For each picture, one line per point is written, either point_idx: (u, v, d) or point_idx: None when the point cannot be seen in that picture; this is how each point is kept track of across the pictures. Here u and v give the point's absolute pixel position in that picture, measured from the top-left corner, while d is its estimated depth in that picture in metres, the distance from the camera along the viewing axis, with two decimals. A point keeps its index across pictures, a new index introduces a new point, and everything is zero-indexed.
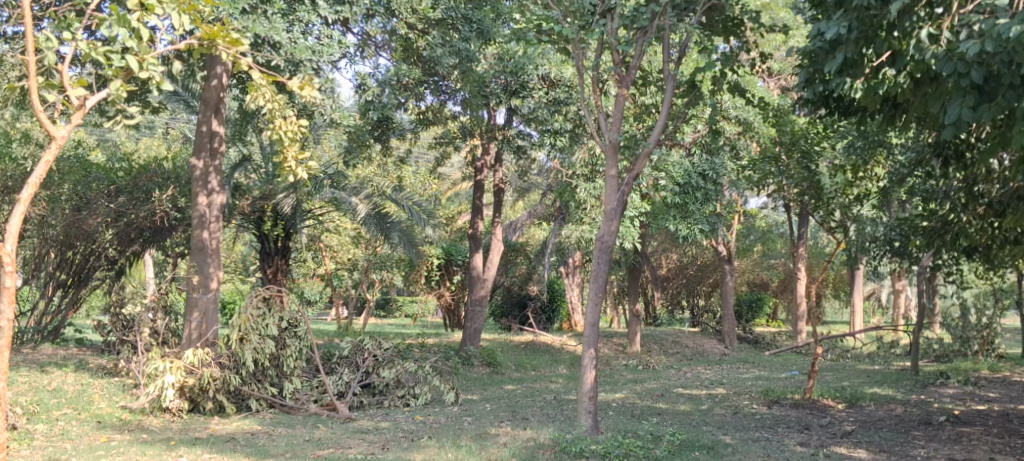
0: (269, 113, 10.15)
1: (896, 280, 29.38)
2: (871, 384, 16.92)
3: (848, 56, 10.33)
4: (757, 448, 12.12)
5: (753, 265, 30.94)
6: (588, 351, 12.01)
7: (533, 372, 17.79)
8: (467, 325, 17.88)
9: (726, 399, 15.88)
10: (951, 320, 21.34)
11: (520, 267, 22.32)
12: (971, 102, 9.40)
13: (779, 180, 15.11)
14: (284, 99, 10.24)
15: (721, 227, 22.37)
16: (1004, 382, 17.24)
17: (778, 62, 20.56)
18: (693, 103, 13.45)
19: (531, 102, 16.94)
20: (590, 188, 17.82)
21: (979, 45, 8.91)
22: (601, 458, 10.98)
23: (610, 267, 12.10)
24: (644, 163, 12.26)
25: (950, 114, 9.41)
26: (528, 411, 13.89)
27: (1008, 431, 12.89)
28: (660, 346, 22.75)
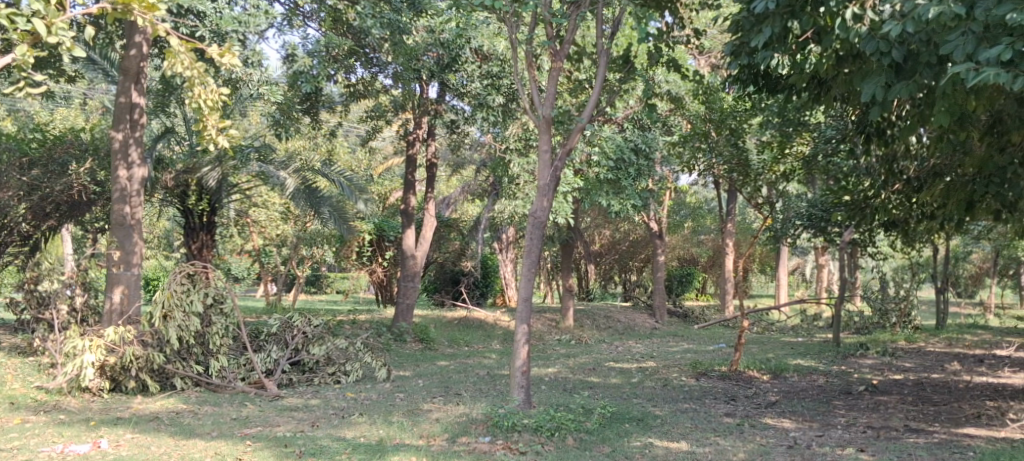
0: (188, 81, 9.81)
1: (819, 255, 30.01)
2: (794, 356, 17.26)
3: (775, 29, 10.59)
4: (685, 419, 12.29)
5: (683, 240, 31.26)
6: (520, 327, 12.08)
7: (465, 347, 17.80)
8: (398, 301, 17.75)
9: (656, 371, 16.09)
10: (872, 293, 21.86)
11: (453, 243, 22.15)
12: (884, 80, 9.64)
13: (709, 157, 15.61)
14: (207, 66, 9.89)
15: (652, 202, 22.64)
16: (921, 352, 17.73)
17: (709, 39, 20.74)
18: (625, 80, 13.72)
19: (464, 76, 16.70)
20: (524, 163, 17.92)
21: (901, 26, 9.07)
22: (533, 432, 11.09)
23: (543, 242, 12.17)
24: (577, 138, 12.35)
25: (868, 92, 9.70)
26: (460, 387, 13.91)
27: (923, 399, 13.29)
28: (594, 321, 22.83)
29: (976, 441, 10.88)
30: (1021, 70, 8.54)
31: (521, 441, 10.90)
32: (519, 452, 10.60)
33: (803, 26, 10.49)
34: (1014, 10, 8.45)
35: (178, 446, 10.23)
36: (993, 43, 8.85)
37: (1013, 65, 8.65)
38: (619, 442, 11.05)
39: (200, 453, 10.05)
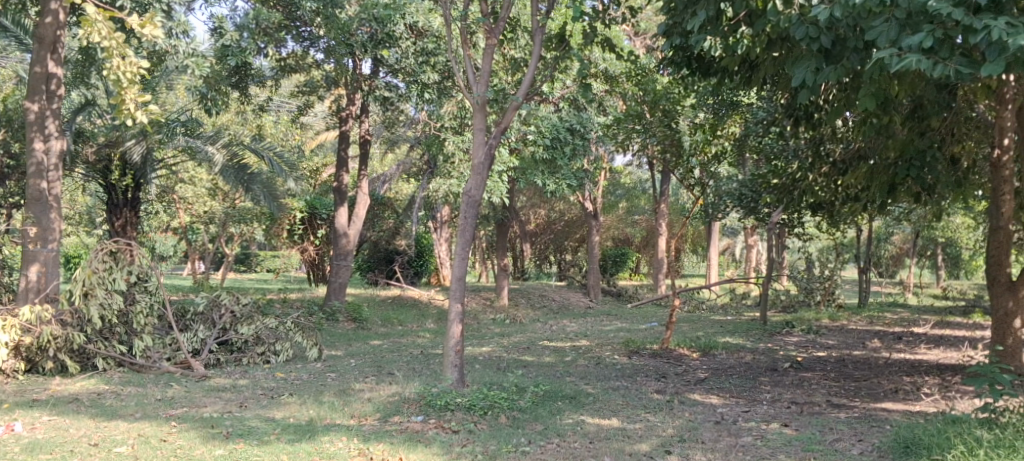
0: (106, 51, 9.86)
1: (749, 235, 30.48)
2: (723, 334, 17.52)
3: (709, 13, 10.76)
4: (617, 396, 12.40)
5: (617, 220, 31.56)
6: (454, 305, 12.05)
7: (399, 327, 17.72)
8: (330, 280, 17.57)
9: (589, 350, 16.19)
10: (799, 273, 22.27)
11: (388, 221, 21.96)
12: (815, 66, 9.85)
13: (643, 138, 15.38)
14: (124, 35, 9.93)
15: (588, 182, 22.77)
16: (844, 330, 18.13)
17: (644, 21, 20.92)
18: (561, 59, 13.82)
19: (398, 52, 16.36)
20: (459, 141, 17.84)
21: (829, 10, 9.19)
22: (466, 410, 11.14)
23: (478, 221, 12.16)
24: (512, 116, 12.39)
25: (798, 77, 9.91)
26: (393, 366, 13.84)
27: (845, 375, 13.58)
28: (528, 299, 22.94)
29: (894, 415, 11.14)
30: (941, 57, 8.75)
31: (454, 420, 10.91)
32: (450, 431, 10.60)
33: (736, 9, 10.67)
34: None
35: (99, 428, 10.05)
36: (915, 30, 9.00)
37: (934, 53, 8.84)
38: (551, 420, 11.09)
39: (122, 435, 9.89)
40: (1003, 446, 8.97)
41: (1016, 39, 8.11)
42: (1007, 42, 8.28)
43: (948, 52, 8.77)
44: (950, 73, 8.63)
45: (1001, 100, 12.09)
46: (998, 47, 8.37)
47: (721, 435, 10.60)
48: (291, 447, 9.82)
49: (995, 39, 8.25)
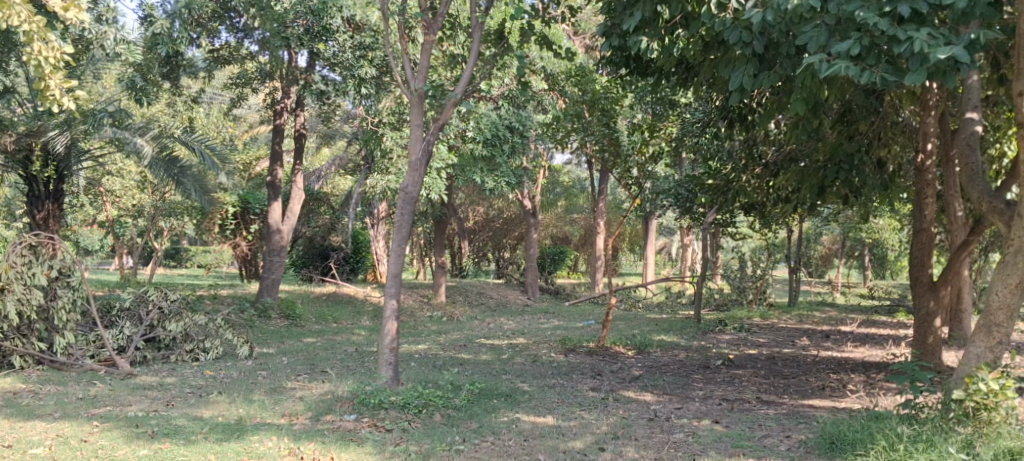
0: (26, 36, 9.59)
1: (685, 235, 30.80)
2: (658, 332, 17.66)
3: (645, 14, 10.86)
4: (552, 394, 12.42)
5: (556, 218, 31.70)
6: (390, 302, 11.94)
7: (334, 323, 17.57)
8: (263, 276, 17.31)
9: (526, 347, 16.21)
10: (732, 271, 22.57)
11: (322, 218, 21.64)
12: (752, 71, 10.08)
13: (581, 137, 15.46)
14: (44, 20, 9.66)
15: (527, 179, 22.81)
16: (775, 328, 18.43)
17: (583, 21, 21.05)
18: (500, 56, 13.79)
19: (335, 46, 16.19)
20: (397, 137, 17.72)
21: (761, 15, 9.33)
22: (400, 409, 11.05)
23: (415, 219, 12.08)
24: (449, 112, 12.36)
25: (732, 81, 10.07)
26: (327, 364, 13.70)
27: (775, 372, 13.79)
28: (466, 297, 22.88)
29: (821, 412, 11.33)
30: (868, 64, 8.93)
31: (388, 418, 10.84)
32: (384, 430, 10.52)
33: (673, 11, 10.81)
34: (862, 7, 8.75)
35: (15, 429, 9.80)
36: (844, 36, 9.19)
37: (861, 59, 9.02)
38: (486, 417, 11.07)
39: (39, 436, 9.66)
40: (921, 441, 9.18)
41: (935, 51, 8.30)
42: (928, 53, 8.45)
43: (875, 59, 8.94)
44: (876, 80, 8.80)
45: (925, 106, 12.54)
46: (919, 58, 8.52)
47: (654, 432, 10.67)
48: (219, 447, 9.66)
49: (916, 50, 8.43)
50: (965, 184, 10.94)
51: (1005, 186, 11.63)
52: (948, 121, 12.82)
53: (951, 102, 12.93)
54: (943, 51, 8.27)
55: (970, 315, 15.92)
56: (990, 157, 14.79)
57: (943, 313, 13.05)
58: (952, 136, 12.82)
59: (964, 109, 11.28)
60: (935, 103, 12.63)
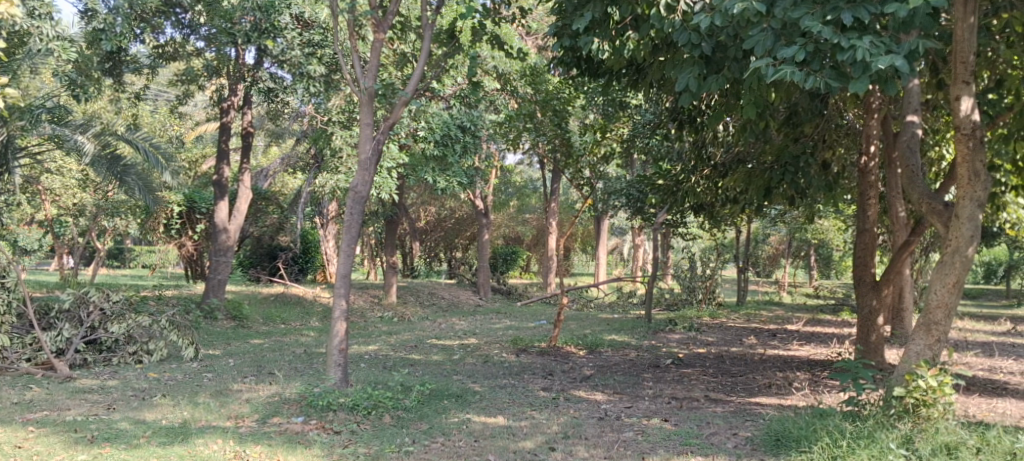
0: None
1: (637, 235, 30.96)
2: (609, 332, 17.70)
3: (595, 15, 10.89)
4: (503, 394, 12.38)
5: (508, 218, 31.67)
6: (339, 303, 11.83)
7: (282, 324, 17.37)
8: (209, 276, 17.03)
9: (477, 348, 16.16)
10: (681, 271, 22.77)
11: (271, 217, 20.95)
12: (698, 72, 10.11)
13: (532, 137, 15.39)
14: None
15: (479, 179, 22.78)
16: (723, 327, 18.58)
17: (535, 21, 21.10)
18: (450, 56, 13.72)
19: (283, 44, 16.07)
20: (346, 136, 17.59)
21: (709, 18, 9.42)
22: (349, 411, 10.93)
23: (364, 218, 11.97)
24: (400, 111, 12.28)
25: (681, 82, 10.12)
26: (275, 365, 13.52)
27: (723, 371, 13.89)
28: (417, 297, 22.79)
29: (767, 409, 11.42)
30: (812, 69, 9.04)
31: (336, 420, 10.72)
32: (332, 431, 10.40)
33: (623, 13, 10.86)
34: (806, 14, 8.88)
35: None
36: (790, 40, 9.28)
37: (805, 64, 9.12)
38: (436, 418, 11.00)
39: None
40: (863, 437, 9.28)
41: (876, 62, 8.45)
42: (870, 62, 8.59)
43: (819, 64, 9.06)
44: (820, 85, 8.93)
45: (868, 109, 12.88)
46: (862, 66, 8.68)
47: (603, 431, 10.67)
48: (162, 450, 9.49)
49: (858, 59, 8.57)
50: (905, 185, 11.13)
51: (944, 187, 11.88)
52: (890, 125, 13.14)
53: (893, 105, 13.25)
54: (884, 61, 8.43)
55: (911, 313, 16.20)
56: (930, 160, 15.16)
57: (886, 312, 13.24)
58: (894, 139, 13.12)
59: (904, 112, 11.51)
60: (878, 107, 12.99)
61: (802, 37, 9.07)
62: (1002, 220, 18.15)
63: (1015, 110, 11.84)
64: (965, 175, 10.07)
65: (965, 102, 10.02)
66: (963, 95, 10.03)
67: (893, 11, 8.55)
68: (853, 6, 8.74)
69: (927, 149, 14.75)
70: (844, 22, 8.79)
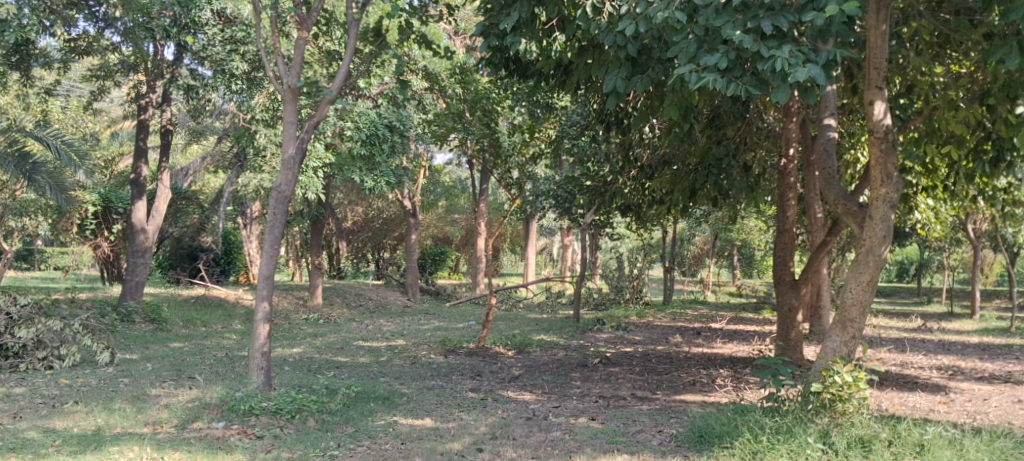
0: None
1: (566, 235, 31.02)
2: (538, 332, 17.65)
3: (522, 15, 10.83)
4: (431, 396, 12.22)
5: (437, 219, 31.52)
6: (261, 305, 11.56)
7: (203, 328, 16.93)
8: (126, 278, 16.54)
9: (405, 349, 15.97)
10: (609, 271, 22.86)
11: (192, 217, 20.46)
12: (625, 74, 10.14)
13: (461, 137, 15.16)
14: None
15: (407, 179, 22.57)
16: (650, 326, 18.68)
17: (463, 22, 21.00)
18: (377, 54, 13.51)
19: (204, 39, 15.89)
20: (271, 134, 17.22)
21: (635, 25, 9.48)
22: (272, 415, 10.65)
23: (288, 218, 11.67)
24: (325, 109, 12.05)
25: (607, 84, 10.12)
26: (195, 369, 13.15)
27: (650, 369, 13.92)
28: (343, 298, 22.46)
29: (691, 406, 11.45)
30: (734, 76, 9.11)
31: (259, 425, 10.45)
32: (254, 437, 10.14)
33: (550, 13, 10.91)
34: (728, 22, 8.97)
35: None
36: (712, 46, 9.35)
37: (727, 71, 9.20)
38: (362, 422, 10.79)
39: None
40: (783, 432, 9.36)
41: (795, 72, 8.56)
42: (788, 72, 8.70)
43: (740, 71, 9.13)
44: (742, 92, 9.00)
45: (788, 112, 13.02)
46: (782, 74, 8.76)
47: (531, 431, 10.59)
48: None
49: (777, 69, 8.67)
50: (822, 187, 11.26)
51: (859, 189, 12.08)
52: (809, 128, 13.30)
53: (812, 109, 13.43)
54: (803, 71, 8.53)
55: (828, 311, 16.46)
56: (846, 162, 15.38)
57: (805, 310, 13.41)
58: (813, 142, 13.28)
59: (821, 115, 11.65)
60: (798, 110, 13.14)
61: (725, 43, 9.16)
62: (915, 220, 18.57)
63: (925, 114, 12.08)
64: (879, 177, 10.23)
65: (878, 106, 10.18)
66: (877, 100, 10.19)
67: (810, 19, 8.66)
68: (772, 15, 8.85)
69: (843, 152, 14.96)
70: (763, 30, 8.91)
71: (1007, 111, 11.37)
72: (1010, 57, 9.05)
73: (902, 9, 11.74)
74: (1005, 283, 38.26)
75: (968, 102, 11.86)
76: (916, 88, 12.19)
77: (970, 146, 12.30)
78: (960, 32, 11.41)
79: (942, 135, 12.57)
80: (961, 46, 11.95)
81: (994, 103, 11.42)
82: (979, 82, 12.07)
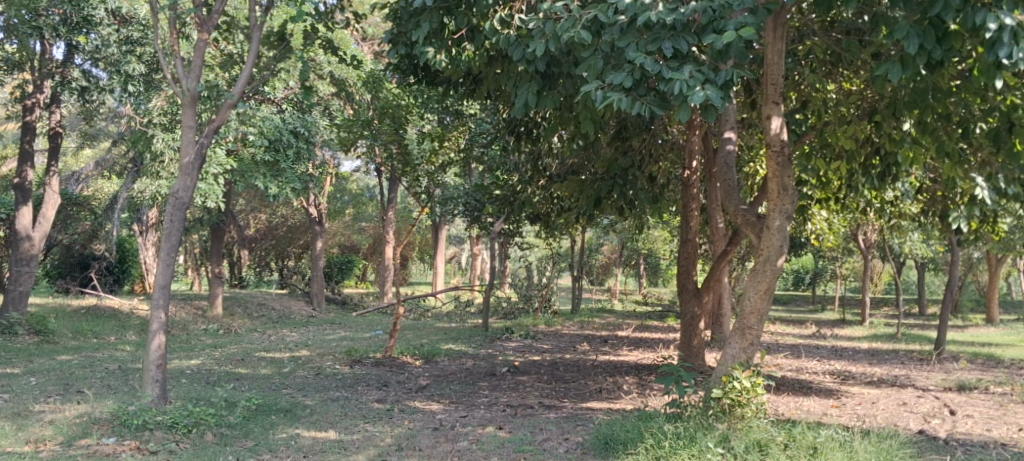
0: None
1: (475, 244, 30.87)
2: (446, 341, 17.41)
3: (432, 24, 10.55)
4: (335, 407, 11.87)
5: (343, 227, 31.09)
6: (157, 316, 11.02)
7: (94, 339, 16.20)
8: (10, 288, 15.74)
9: (309, 360, 15.53)
10: (519, 280, 22.78)
11: (83, 224, 19.72)
12: (535, 88, 10.13)
13: (370, 143, 14.81)
14: None
15: (313, 187, 22.13)
16: (558, 335, 18.64)
17: (371, 27, 20.71)
18: (281, 59, 13.12)
19: (97, 39, 15.30)
20: (167, 138, 16.26)
21: (544, 45, 9.41)
22: (167, 429, 10.18)
23: (185, 227, 11.19)
24: (227, 114, 11.63)
25: (518, 99, 10.07)
26: (83, 383, 12.54)
27: (557, 377, 13.81)
28: (246, 308, 21.84)
29: (597, 414, 11.37)
30: (638, 95, 9.08)
31: (152, 440, 9.96)
32: (148, 452, 9.67)
33: (459, 24, 10.54)
34: (632, 43, 8.99)
35: None
36: (617, 64, 9.34)
37: (632, 90, 9.17)
38: (263, 435, 10.41)
39: None
40: (685, 437, 9.29)
41: (693, 95, 8.56)
42: (687, 94, 8.69)
43: (645, 90, 9.10)
44: (646, 112, 8.95)
45: (691, 125, 13.08)
46: (682, 96, 8.74)
47: (438, 441, 10.36)
48: None
49: (676, 91, 8.65)
50: (722, 199, 11.32)
51: (758, 201, 12.21)
52: (711, 140, 13.38)
53: (714, 122, 13.52)
54: (701, 94, 8.53)
55: (729, 319, 16.64)
56: (745, 174, 15.59)
57: (705, 318, 13.48)
58: (715, 154, 13.37)
59: (721, 129, 11.73)
60: (700, 123, 13.22)
61: (629, 63, 9.13)
62: (810, 230, 18.99)
63: (818, 128, 12.24)
64: (775, 189, 10.28)
65: (775, 121, 10.26)
66: (774, 115, 10.27)
67: (709, 42, 8.67)
68: (673, 36, 8.88)
69: (742, 164, 15.18)
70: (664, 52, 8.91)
71: (891, 127, 11.57)
72: (891, 72, 8.99)
73: (797, 27, 11.86)
74: (892, 291, 39.54)
75: (858, 118, 12.06)
76: (811, 104, 12.39)
77: (860, 160, 12.47)
78: (851, 51, 11.55)
79: (834, 150, 12.75)
80: (851, 64, 12.08)
81: (879, 119, 11.65)
82: (868, 99, 12.26)
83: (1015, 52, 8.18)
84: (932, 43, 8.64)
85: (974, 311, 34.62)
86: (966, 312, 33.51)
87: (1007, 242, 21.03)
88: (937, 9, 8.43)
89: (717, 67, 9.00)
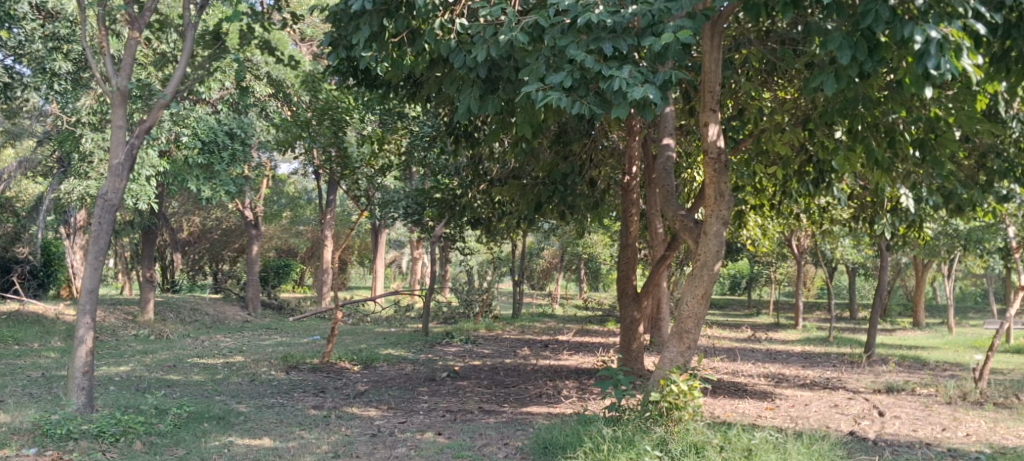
0: None
1: (415, 248, 30.57)
2: (385, 346, 17.14)
3: (372, 27, 10.27)
4: (270, 414, 11.54)
5: (280, 230, 30.58)
6: (83, 321, 10.60)
7: (17, 346, 15.60)
8: None
9: (243, 366, 15.12)
10: (459, 284, 22.59)
11: (4, 226, 19.49)
12: (477, 94, 9.95)
13: (308, 145, 14.49)
14: None
15: (249, 189, 21.67)
16: (497, 339, 18.48)
17: (309, 27, 20.32)
18: (215, 59, 12.72)
19: (22, 35, 14.74)
20: (97, 138, 15.78)
21: (485, 50, 9.24)
22: (93, 438, 9.81)
23: (114, 228, 10.75)
24: (159, 113, 11.16)
25: (459, 104, 9.87)
26: (4, 392, 12.01)
27: (496, 382, 13.64)
28: (178, 314, 21.28)
29: (537, 418, 11.23)
30: (579, 95, 8.95)
31: (76, 450, 9.55)
32: None
33: (399, 27, 10.31)
34: (572, 43, 8.86)
35: None
36: (558, 67, 9.21)
37: (573, 90, 9.04)
38: (194, 443, 10.06)
39: None
40: (622, 440, 9.18)
41: (631, 91, 8.44)
42: (626, 92, 8.56)
43: (585, 91, 8.98)
44: (585, 112, 8.83)
45: (630, 131, 13.02)
46: (621, 94, 8.63)
47: (376, 448, 10.11)
48: None
49: (615, 88, 8.52)
50: (660, 204, 11.25)
51: (696, 207, 12.18)
52: (651, 147, 13.33)
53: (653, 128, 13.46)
54: (639, 91, 8.41)
55: (667, 323, 16.67)
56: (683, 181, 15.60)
57: (644, 323, 13.43)
58: (654, 161, 13.31)
59: (659, 135, 11.66)
60: (640, 129, 13.16)
61: (569, 64, 9.01)
62: (747, 236, 19.09)
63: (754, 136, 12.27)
64: (712, 195, 10.23)
65: (711, 128, 10.22)
66: (711, 122, 10.22)
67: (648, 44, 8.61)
68: (613, 37, 8.78)
69: (680, 171, 15.18)
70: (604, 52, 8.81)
71: (824, 136, 11.72)
72: (826, 83, 9.03)
73: (733, 36, 11.90)
74: (825, 295, 40.16)
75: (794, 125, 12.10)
76: (746, 112, 12.42)
77: (794, 167, 12.56)
78: (785, 61, 11.59)
79: (770, 157, 12.80)
80: (786, 73, 12.16)
81: (812, 128, 11.73)
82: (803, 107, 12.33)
83: (942, 63, 8.07)
84: (864, 54, 8.64)
85: (902, 315, 35.27)
86: (895, 316, 34.15)
87: (933, 247, 21.43)
88: (869, 21, 8.41)
89: (657, 70, 8.92)
